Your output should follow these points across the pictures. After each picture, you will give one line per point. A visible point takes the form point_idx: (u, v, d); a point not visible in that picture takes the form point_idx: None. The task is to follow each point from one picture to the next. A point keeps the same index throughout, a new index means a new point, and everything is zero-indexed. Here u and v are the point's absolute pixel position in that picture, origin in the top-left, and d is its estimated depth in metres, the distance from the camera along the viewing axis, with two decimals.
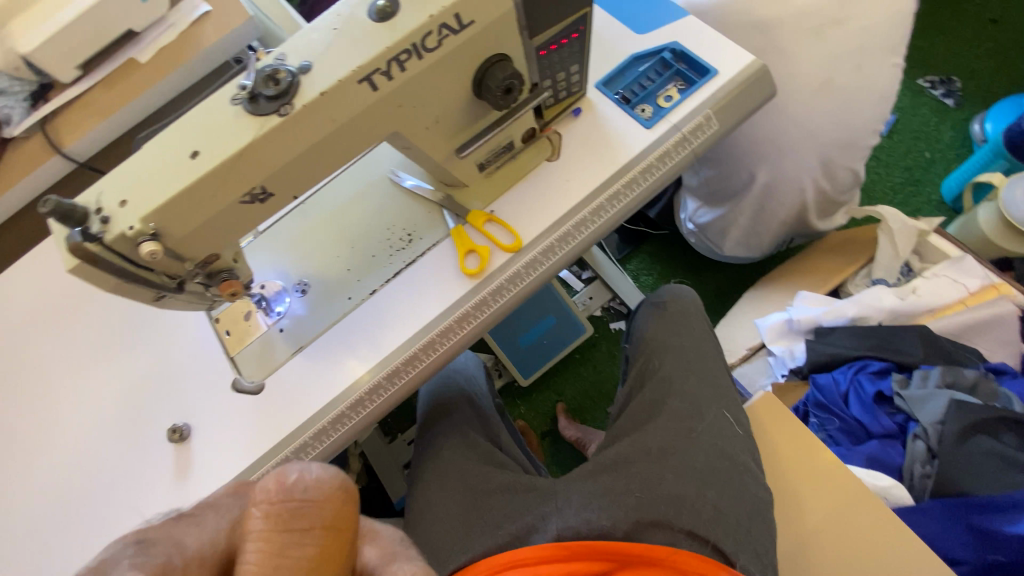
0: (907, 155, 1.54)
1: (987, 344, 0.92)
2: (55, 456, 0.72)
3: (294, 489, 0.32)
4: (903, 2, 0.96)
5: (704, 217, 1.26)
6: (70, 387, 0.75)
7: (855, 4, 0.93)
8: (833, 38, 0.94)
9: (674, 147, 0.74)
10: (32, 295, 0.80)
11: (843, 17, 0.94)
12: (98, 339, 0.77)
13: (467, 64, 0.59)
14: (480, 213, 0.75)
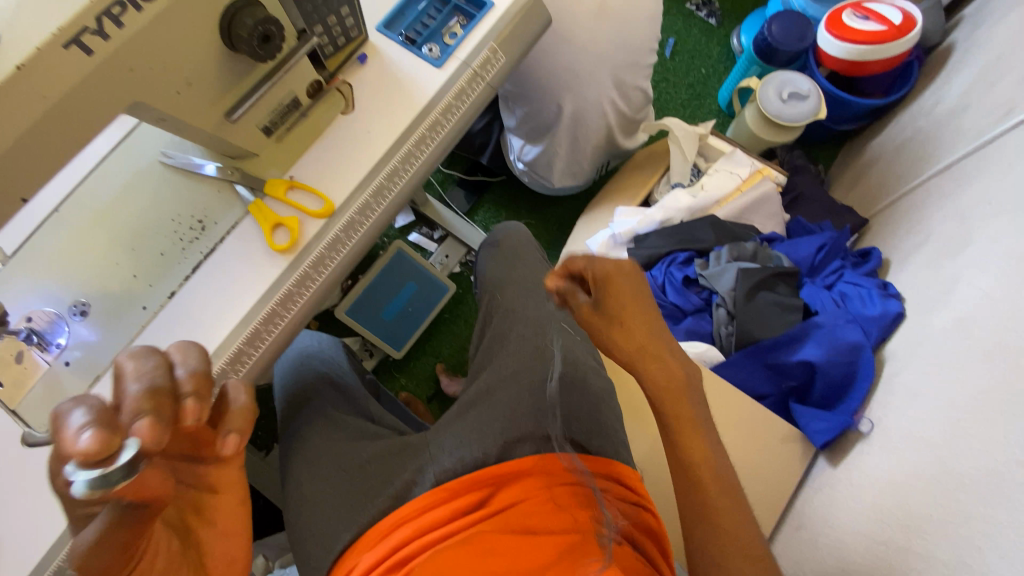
0: (689, 72, 1.75)
1: (761, 219, 1.12)
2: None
3: (84, 446, 0.32)
4: None
5: (529, 153, 1.31)
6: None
7: None
8: None
9: (468, 84, 0.75)
10: None
11: None
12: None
13: (206, 13, 0.51)
14: (280, 182, 0.69)
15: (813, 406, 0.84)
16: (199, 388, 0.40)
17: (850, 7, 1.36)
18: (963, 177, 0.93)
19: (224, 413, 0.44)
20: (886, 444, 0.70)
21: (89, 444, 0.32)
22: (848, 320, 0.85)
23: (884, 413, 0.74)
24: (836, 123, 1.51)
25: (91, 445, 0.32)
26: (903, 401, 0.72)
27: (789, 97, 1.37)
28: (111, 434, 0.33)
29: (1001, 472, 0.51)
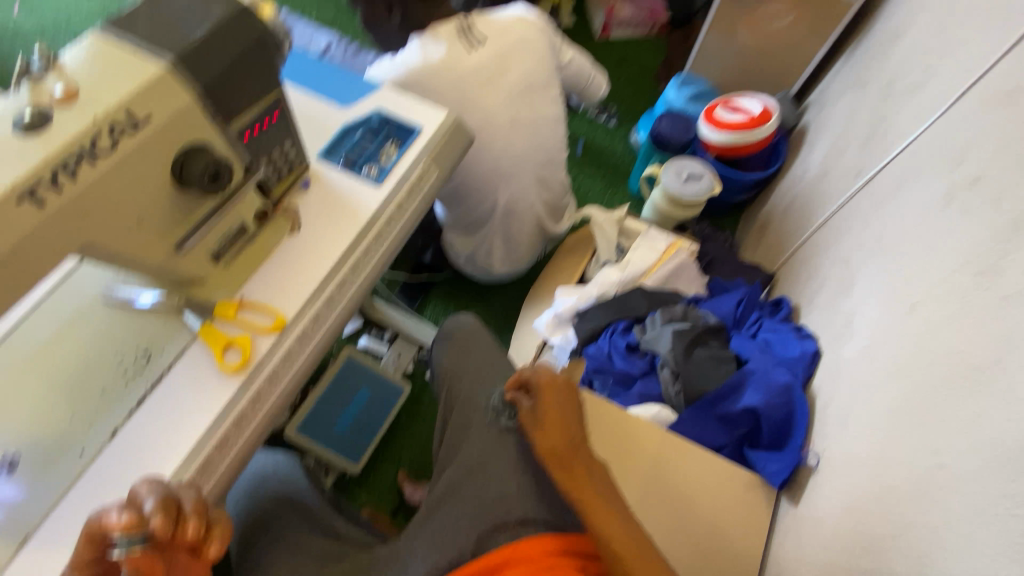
0: (600, 165, 2.00)
1: (685, 283, 1.23)
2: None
3: (118, 523, 0.49)
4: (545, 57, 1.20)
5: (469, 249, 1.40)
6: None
7: (513, 64, 1.14)
8: (504, 86, 1.13)
9: (406, 197, 0.83)
10: None
11: (506, 71, 1.13)
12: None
13: (158, 158, 0.56)
14: (229, 304, 0.71)
15: (764, 450, 0.89)
16: (197, 507, 0.53)
17: (721, 104, 1.64)
18: (838, 229, 1.10)
19: (216, 524, 0.56)
20: (831, 473, 0.76)
21: (121, 522, 0.49)
22: (775, 363, 0.94)
23: (823, 445, 0.81)
24: (731, 195, 1.74)
25: (126, 521, 0.49)
26: (836, 430, 0.79)
27: (688, 178, 1.58)
28: (138, 514, 0.50)
29: (927, 480, 0.57)
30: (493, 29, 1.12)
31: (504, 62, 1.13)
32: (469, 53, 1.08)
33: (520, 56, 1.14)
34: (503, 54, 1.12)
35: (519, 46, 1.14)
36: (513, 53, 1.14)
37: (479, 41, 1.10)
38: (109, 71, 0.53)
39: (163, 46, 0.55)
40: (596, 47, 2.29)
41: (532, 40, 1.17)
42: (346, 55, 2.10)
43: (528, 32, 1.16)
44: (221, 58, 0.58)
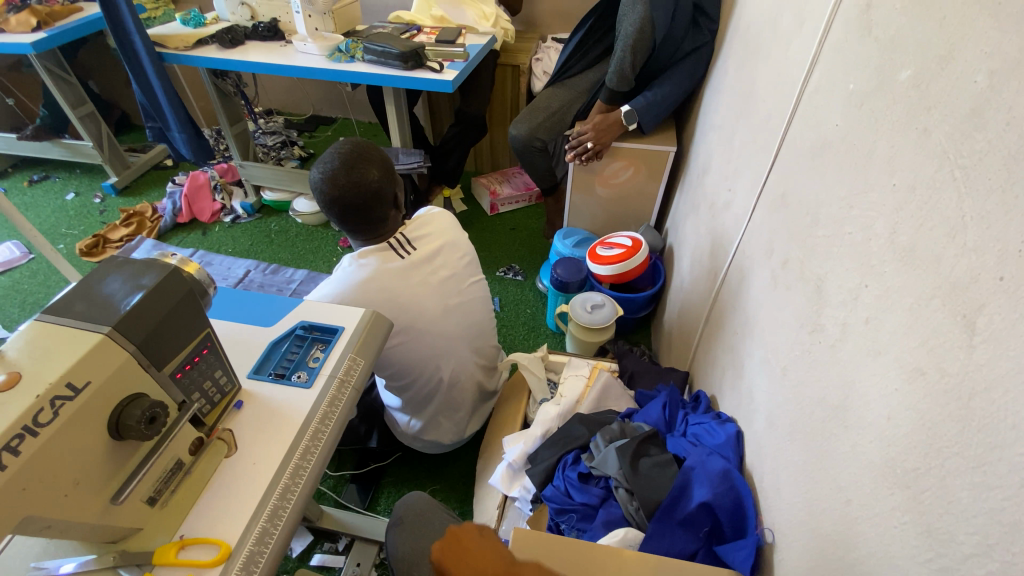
0: (518, 316, 2.20)
1: (616, 401, 1.33)
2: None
3: None
4: (467, 251, 1.34)
5: (414, 426, 1.45)
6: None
7: (438, 260, 1.25)
8: (434, 284, 1.22)
9: (337, 391, 0.89)
10: None
11: (433, 265, 1.24)
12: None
13: (97, 418, 0.61)
14: (170, 546, 0.69)
15: (731, 541, 0.92)
16: None
17: (600, 244, 1.95)
18: (718, 321, 1.29)
19: None
20: (788, 544, 0.80)
21: None
22: (708, 453, 1.02)
23: (773, 519, 0.86)
24: (634, 313, 1.95)
25: None
26: (777, 502, 0.86)
27: (593, 308, 1.79)
28: None
29: (848, 518, 0.65)
30: (420, 235, 1.25)
31: (431, 258, 1.24)
32: (405, 257, 1.19)
33: (444, 254, 1.26)
34: (432, 256, 1.24)
35: (443, 245, 1.27)
36: (439, 252, 1.26)
37: (411, 249, 1.21)
38: (45, 351, 0.59)
39: (101, 318, 0.63)
40: (489, 222, 2.68)
41: (454, 238, 1.31)
42: (265, 274, 2.28)
43: (452, 234, 1.31)
44: (155, 316, 0.67)
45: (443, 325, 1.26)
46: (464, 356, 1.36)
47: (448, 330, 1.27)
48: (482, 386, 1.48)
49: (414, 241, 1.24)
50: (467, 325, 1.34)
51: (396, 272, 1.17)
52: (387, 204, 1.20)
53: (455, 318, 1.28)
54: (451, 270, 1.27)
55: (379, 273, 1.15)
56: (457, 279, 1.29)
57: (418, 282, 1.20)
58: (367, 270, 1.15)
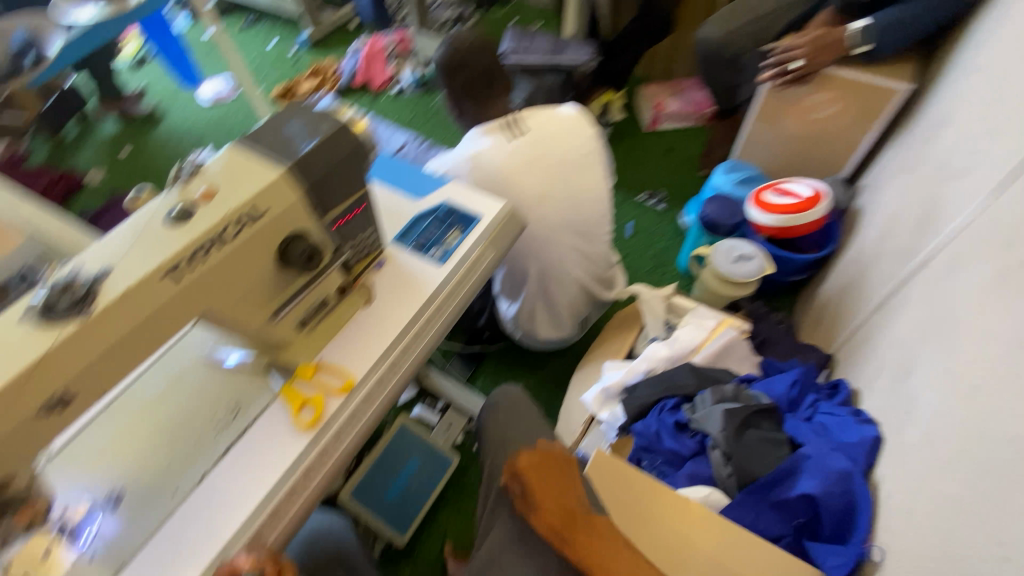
0: (651, 246, 2.08)
1: (736, 362, 1.23)
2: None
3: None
4: (588, 145, 1.32)
5: (513, 312, 1.50)
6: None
7: (545, 144, 1.28)
8: (539, 167, 1.27)
9: (465, 275, 0.93)
10: None
11: (542, 153, 1.27)
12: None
13: (267, 244, 0.69)
14: (309, 366, 0.81)
15: (826, 541, 0.86)
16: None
17: (770, 188, 1.69)
18: (895, 309, 1.08)
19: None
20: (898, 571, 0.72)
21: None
22: (833, 448, 0.91)
23: (889, 538, 0.77)
24: (784, 275, 1.73)
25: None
26: (900, 524, 0.76)
27: (738, 259, 1.61)
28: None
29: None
30: (539, 122, 1.29)
31: (540, 143, 1.27)
32: (511, 138, 1.25)
33: (555, 142, 1.28)
34: (535, 144, 1.25)
35: (555, 132, 1.29)
36: (549, 138, 1.28)
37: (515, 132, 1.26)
38: (236, 176, 0.67)
39: (282, 156, 0.69)
40: (647, 136, 2.46)
41: (575, 132, 1.31)
42: (418, 150, 2.40)
43: (575, 128, 1.31)
44: (323, 164, 0.72)
45: (543, 211, 1.29)
46: (564, 254, 1.36)
47: (548, 218, 1.30)
48: (585, 293, 1.48)
49: (528, 125, 1.29)
50: (573, 225, 1.34)
51: (504, 149, 1.25)
52: (491, 83, 1.43)
53: (554, 205, 1.30)
54: (562, 158, 1.29)
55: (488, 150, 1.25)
56: (568, 171, 1.29)
57: (524, 166, 1.24)
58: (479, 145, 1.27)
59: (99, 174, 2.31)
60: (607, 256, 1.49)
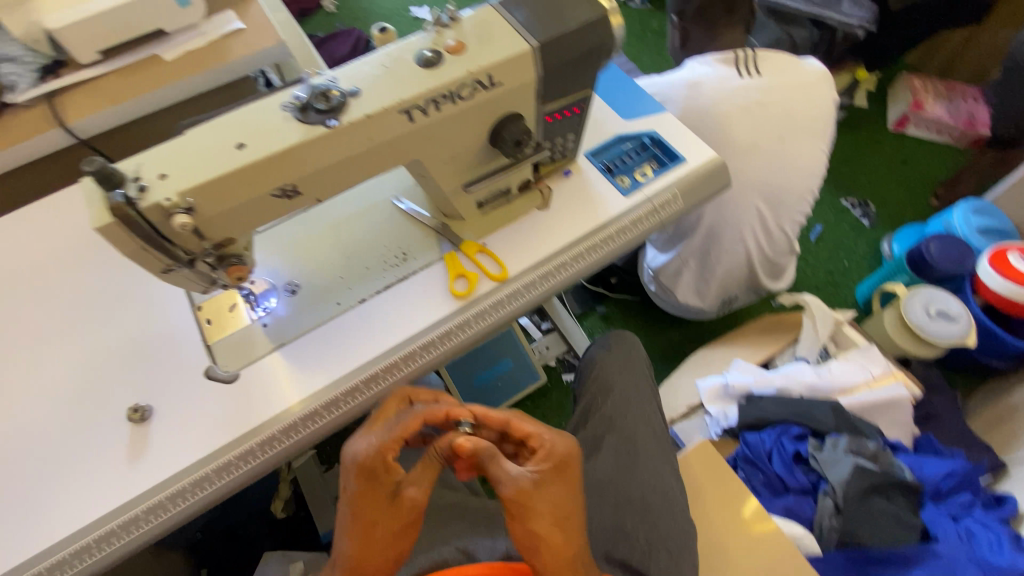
0: (829, 259, 1.83)
1: (886, 423, 1.08)
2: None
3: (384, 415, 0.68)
4: (822, 109, 1.25)
5: (659, 264, 1.41)
6: (23, 376, 0.75)
7: (775, 94, 1.22)
8: (759, 115, 1.21)
9: (644, 216, 0.86)
10: (52, 240, 0.86)
11: (767, 101, 1.21)
12: (62, 323, 0.78)
13: (488, 116, 0.69)
14: (473, 244, 0.84)
15: None
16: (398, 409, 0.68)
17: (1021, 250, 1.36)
18: None
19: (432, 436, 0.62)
20: None
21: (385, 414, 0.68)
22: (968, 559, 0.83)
23: None
24: (984, 354, 1.43)
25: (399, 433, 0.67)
26: None
27: (936, 315, 1.37)
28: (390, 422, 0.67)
29: None
30: (774, 67, 1.25)
31: (769, 91, 1.22)
32: (740, 76, 1.24)
33: (788, 92, 1.23)
34: (769, 88, 1.22)
35: (790, 84, 1.24)
36: (783, 86, 1.23)
37: (750, 72, 1.24)
38: (487, 37, 0.65)
39: (533, 30, 0.66)
40: (883, 135, 2.07)
41: (808, 93, 1.24)
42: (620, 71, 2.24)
43: (810, 87, 1.25)
44: (568, 51, 0.68)
45: (741, 164, 1.21)
46: (740, 220, 1.26)
47: (743, 173, 1.22)
48: (742, 276, 1.37)
49: (763, 69, 1.25)
50: (765, 190, 1.24)
51: (727, 86, 1.23)
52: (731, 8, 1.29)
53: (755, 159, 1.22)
54: (789, 111, 1.22)
55: (713, 81, 1.24)
56: (786, 129, 1.22)
57: (743, 110, 1.21)
58: (703, 72, 1.27)
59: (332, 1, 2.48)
60: (789, 242, 1.35)
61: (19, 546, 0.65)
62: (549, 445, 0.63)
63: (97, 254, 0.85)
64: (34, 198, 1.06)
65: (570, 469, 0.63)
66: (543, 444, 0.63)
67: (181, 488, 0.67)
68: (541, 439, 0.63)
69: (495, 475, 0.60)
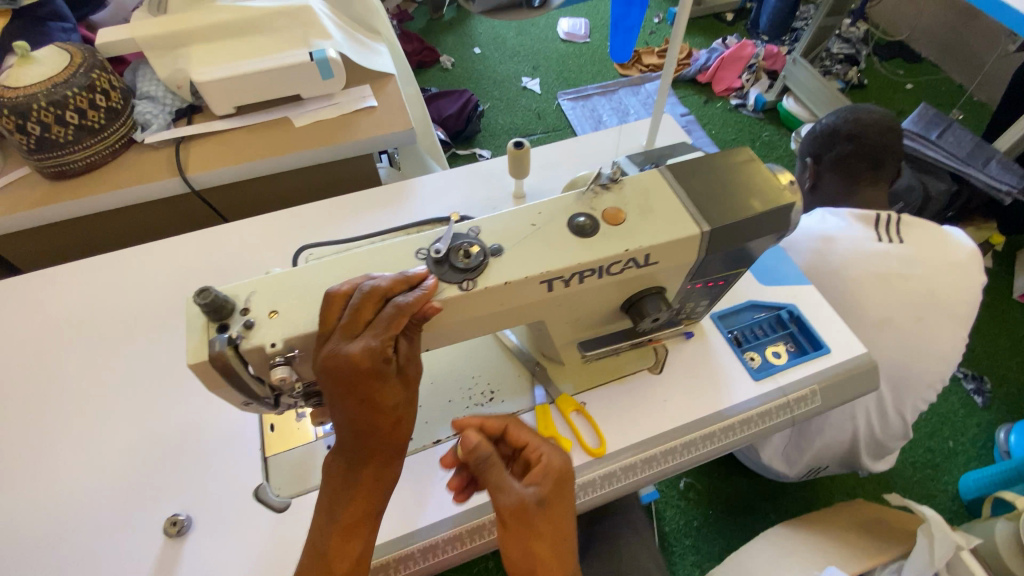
0: (931, 435, 1.61)
1: None
2: (24, 520, 0.65)
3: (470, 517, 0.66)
4: (970, 290, 1.06)
5: None
6: (74, 446, 0.70)
7: (921, 267, 1.06)
8: (896, 288, 1.06)
9: (775, 409, 0.74)
10: (143, 293, 0.84)
11: (910, 275, 1.05)
12: (129, 392, 0.74)
13: (630, 289, 0.61)
14: (571, 400, 0.74)
15: None
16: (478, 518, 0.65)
17: None
18: None
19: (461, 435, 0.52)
20: None
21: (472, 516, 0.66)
22: None
23: None
24: None
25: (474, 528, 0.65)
26: None
27: None
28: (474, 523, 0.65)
29: None
30: (920, 236, 1.09)
31: (913, 264, 1.06)
32: (880, 241, 1.09)
33: (936, 269, 1.06)
34: (914, 260, 1.06)
35: (937, 257, 1.06)
36: (931, 261, 1.06)
37: (891, 238, 1.09)
38: (652, 209, 0.57)
39: (705, 211, 0.58)
40: (1009, 304, 1.85)
41: (961, 270, 1.06)
42: None
43: (965, 265, 1.07)
44: (737, 238, 0.59)
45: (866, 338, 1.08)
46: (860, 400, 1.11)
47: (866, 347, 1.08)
48: (842, 453, 1.20)
49: (908, 235, 1.10)
50: (889, 372, 1.09)
51: (864, 248, 1.09)
52: (876, 166, 1.17)
53: (882, 335, 1.07)
54: (932, 288, 1.05)
55: (846, 241, 1.11)
56: (928, 309, 1.06)
57: (879, 280, 1.06)
58: (834, 227, 1.13)
59: (450, 59, 2.57)
60: (905, 429, 1.18)
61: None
62: (546, 458, 0.55)
63: (180, 320, 0.81)
64: (142, 233, 1.06)
65: (568, 487, 0.55)
66: (540, 457, 0.56)
67: None
68: (537, 452, 0.56)
69: (495, 484, 0.52)
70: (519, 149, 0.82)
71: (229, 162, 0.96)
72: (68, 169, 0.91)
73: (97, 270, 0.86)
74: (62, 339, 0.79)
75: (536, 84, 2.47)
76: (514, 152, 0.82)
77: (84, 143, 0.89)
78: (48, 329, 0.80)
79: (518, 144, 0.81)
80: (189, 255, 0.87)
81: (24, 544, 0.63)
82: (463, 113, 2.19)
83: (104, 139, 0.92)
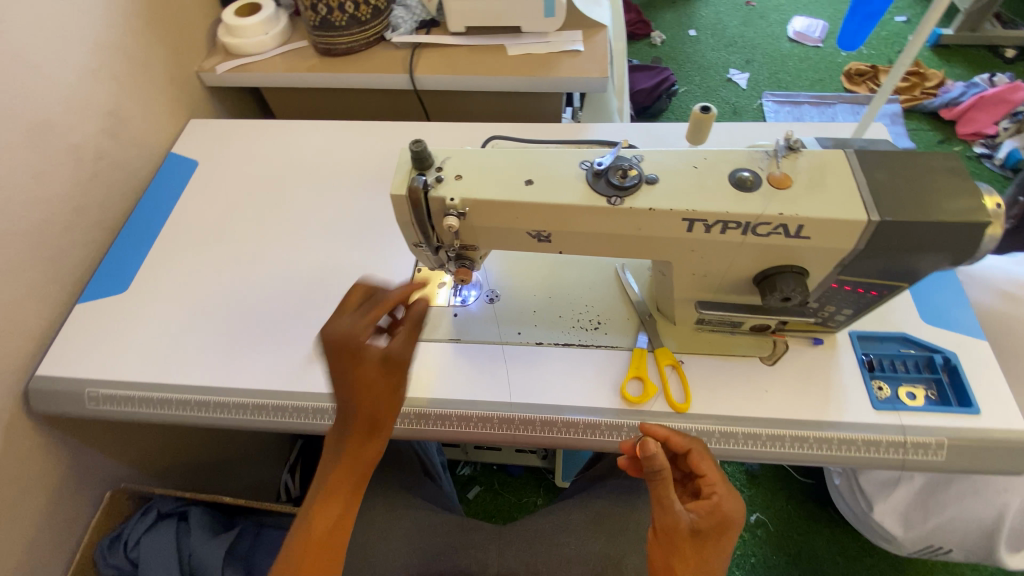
0: None
1: None
2: (241, 286, 0.89)
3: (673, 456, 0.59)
4: None
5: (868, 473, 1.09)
6: (285, 249, 0.92)
7: None
8: None
9: (886, 444, 0.69)
10: (357, 157, 1.04)
11: None
12: (328, 225, 0.95)
13: (767, 259, 0.62)
14: (669, 355, 0.77)
15: None
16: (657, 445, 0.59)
17: None
18: None
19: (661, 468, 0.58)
20: None
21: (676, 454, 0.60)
22: None
23: None
24: None
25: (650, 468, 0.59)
26: None
27: None
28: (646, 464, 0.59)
29: None
30: None
31: None
32: None
33: None
34: None
35: None
36: None
37: None
38: (821, 186, 0.57)
39: (881, 201, 0.55)
40: None
41: None
42: None
43: None
44: (907, 241, 0.56)
45: None
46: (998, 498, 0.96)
47: None
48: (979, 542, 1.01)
49: None
50: None
51: None
52: None
53: None
54: None
55: None
56: None
57: None
58: None
59: (662, 37, 2.53)
60: None
61: (215, 372, 0.80)
62: (719, 500, 0.57)
63: (376, 185, 1.00)
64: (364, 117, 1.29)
65: (729, 533, 0.57)
66: (713, 496, 0.58)
67: (326, 408, 0.76)
68: (712, 490, 0.58)
69: (660, 502, 0.55)
70: (703, 115, 0.72)
71: (447, 72, 1.12)
72: (334, 49, 1.14)
73: (331, 131, 1.09)
74: (296, 174, 1.03)
75: (744, 79, 2.34)
76: (697, 116, 0.72)
77: (351, 30, 1.11)
78: (289, 162, 1.05)
79: (704, 108, 0.71)
80: (396, 138, 1.06)
81: (238, 301, 0.87)
82: (656, 91, 2.17)
83: (365, 31, 1.13)
